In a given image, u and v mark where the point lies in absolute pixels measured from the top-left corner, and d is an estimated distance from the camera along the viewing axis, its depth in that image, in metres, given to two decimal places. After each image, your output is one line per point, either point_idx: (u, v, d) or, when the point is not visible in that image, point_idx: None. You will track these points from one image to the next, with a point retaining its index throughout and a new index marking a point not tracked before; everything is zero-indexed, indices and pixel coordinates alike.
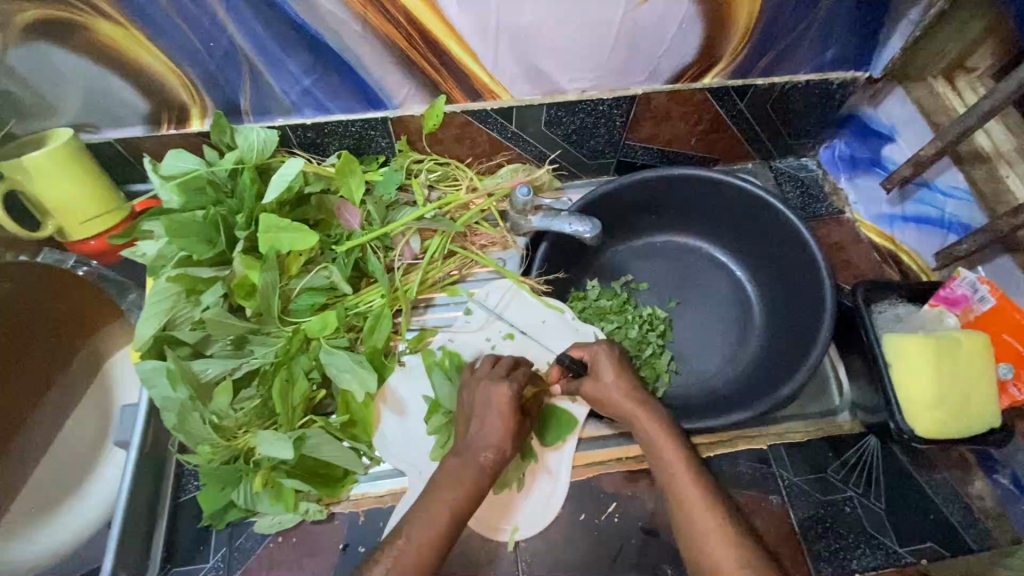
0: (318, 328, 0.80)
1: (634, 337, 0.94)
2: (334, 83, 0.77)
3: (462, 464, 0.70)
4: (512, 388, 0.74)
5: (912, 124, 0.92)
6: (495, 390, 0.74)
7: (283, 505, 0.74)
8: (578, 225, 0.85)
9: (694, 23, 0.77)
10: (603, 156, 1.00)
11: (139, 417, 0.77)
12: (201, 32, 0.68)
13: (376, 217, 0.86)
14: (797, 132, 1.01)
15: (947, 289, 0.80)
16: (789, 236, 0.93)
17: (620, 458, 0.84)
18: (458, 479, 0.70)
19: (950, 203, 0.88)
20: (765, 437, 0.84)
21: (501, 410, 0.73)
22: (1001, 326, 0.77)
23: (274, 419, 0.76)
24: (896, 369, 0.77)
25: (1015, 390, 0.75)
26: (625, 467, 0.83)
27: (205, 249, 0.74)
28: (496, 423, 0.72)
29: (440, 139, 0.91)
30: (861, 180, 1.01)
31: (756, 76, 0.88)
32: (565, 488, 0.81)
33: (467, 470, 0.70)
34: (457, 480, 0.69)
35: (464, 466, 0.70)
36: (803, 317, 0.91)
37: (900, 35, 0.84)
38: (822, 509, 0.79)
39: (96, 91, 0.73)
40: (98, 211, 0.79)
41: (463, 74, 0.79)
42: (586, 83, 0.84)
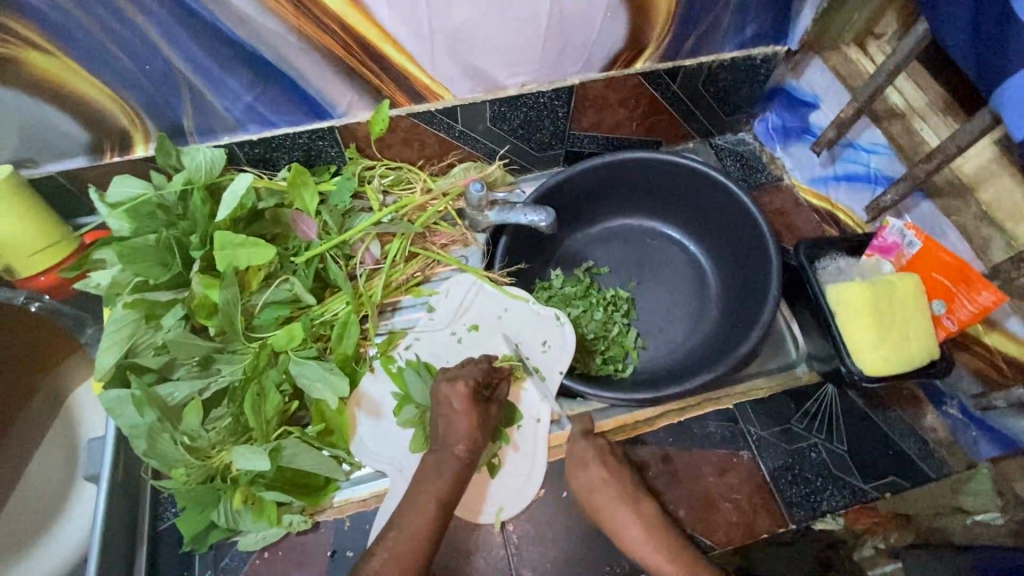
0: (285, 342, 0.80)
1: (600, 319, 0.97)
2: (277, 97, 0.78)
3: (439, 457, 0.75)
4: (468, 384, 0.78)
5: (831, 89, 0.98)
6: (453, 389, 0.78)
7: (266, 521, 0.74)
8: (533, 215, 0.88)
9: (619, 11, 0.81)
10: (550, 147, 1.04)
11: (107, 448, 0.74)
12: (136, 56, 0.69)
13: (332, 225, 0.87)
14: (730, 109, 1.06)
15: (880, 238, 0.85)
16: (733, 205, 0.98)
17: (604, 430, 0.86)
18: (439, 470, 0.74)
19: (873, 158, 0.95)
20: (731, 397, 0.88)
21: (461, 406, 0.77)
22: (931, 265, 0.82)
23: (248, 434, 0.76)
24: (841, 317, 0.82)
25: (948, 323, 0.81)
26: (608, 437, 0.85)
27: (161, 274, 0.74)
28: (462, 419, 0.76)
29: (390, 144, 0.92)
30: (794, 147, 1.07)
31: (684, 57, 0.93)
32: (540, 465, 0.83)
33: (445, 462, 0.75)
34: (438, 471, 0.74)
35: (442, 460, 0.75)
36: (754, 281, 0.96)
37: (810, 9, 0.90)
38: (790, 458, 0.83)
39: (33, 124, 0.73)
40: (42, 246, 0.75)
41: (404, 77, 0.81)
42: (525, 77, 0.87)
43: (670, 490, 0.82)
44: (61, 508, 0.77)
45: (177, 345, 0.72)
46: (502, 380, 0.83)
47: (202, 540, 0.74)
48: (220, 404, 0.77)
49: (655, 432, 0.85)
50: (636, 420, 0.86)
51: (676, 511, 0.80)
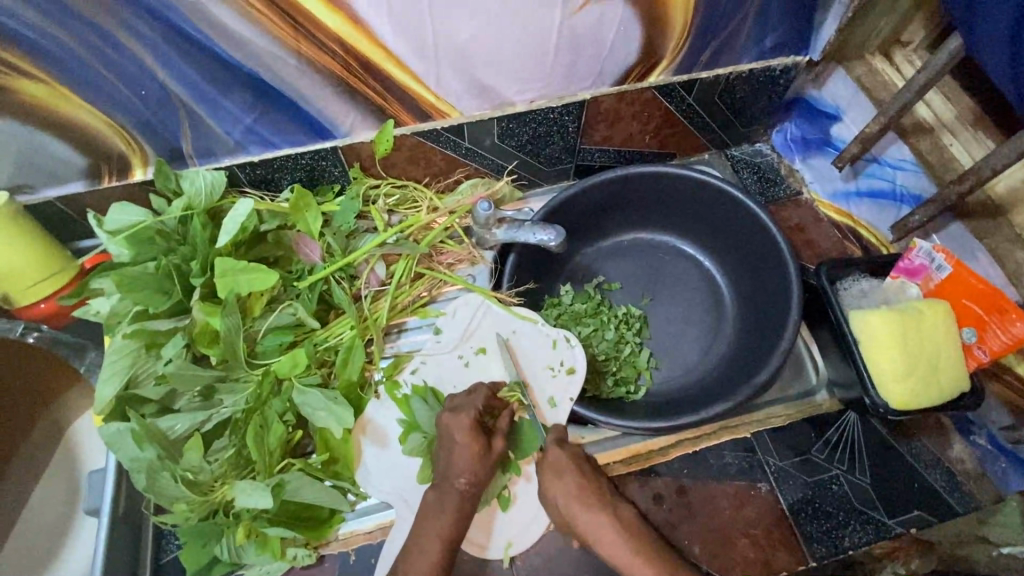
0: (288, 368, 0.77)
1: (612, 339, 0.95)
2: (278, 118, 0.76)
3: (441, 493, 0.73)
4: (471, 414, 0.76)
5: (856, 104, 0.95)
6: (456, 420, 0.77)
7: (269, 554, 0.72)
8: (543, 235, 0.85)
9: (632, 25, 0.77)
10: (561, 162, 1.00)
11: (108, 482, 0.72)
12: (131, 81, 0.66)
13: (336, 247, 0.85)
14: (747, 120, 1.02)
15: (906, 260, 0.81)
16: (750, 223, 0.94)
17: (621, 458, 0.83)
18: (440, 506, 0.73)
19: (900, 176, 0.92)
20: (748, 426, 0.84)
21: (463, 438, 0.75)
22: (960, 291, 0.78)
23: (251, 467, 0.74)
24: (865, 346, 0.78)
25: (980, 353, 0.77)
26: (626, 467, 0.82)
27: (161, 301, 0.72)
28: (463, 452, 0.74)
29: (395, 162, 0.90)
30: (815, 160, 1.02)
31: (700, 70, 0.89)
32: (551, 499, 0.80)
33: (447, 498, 0.73)
34: (440, 508, 0.73)
35: (444, 495, 0.73)
36: (772, 302, 0.92)
37: (834, 18, 0.86)
38: (810, 491, 0.80)
39: (28, 151, 0.71)
40: (41, 275, 0.74)
41: (409, 96, 0.78)
42: (534, 93, 0.84)
43: (685, 524, 0.79)
44: (61, 540, 0.76)
45: (177, 377, 0.70)
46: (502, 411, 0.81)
47: (205, 575, 0.73)
48: (221, 436, 0.75)
49: (669, 462, 0.82)
50: (649, 450, 0.83)
51: (690, 546, 0.77)
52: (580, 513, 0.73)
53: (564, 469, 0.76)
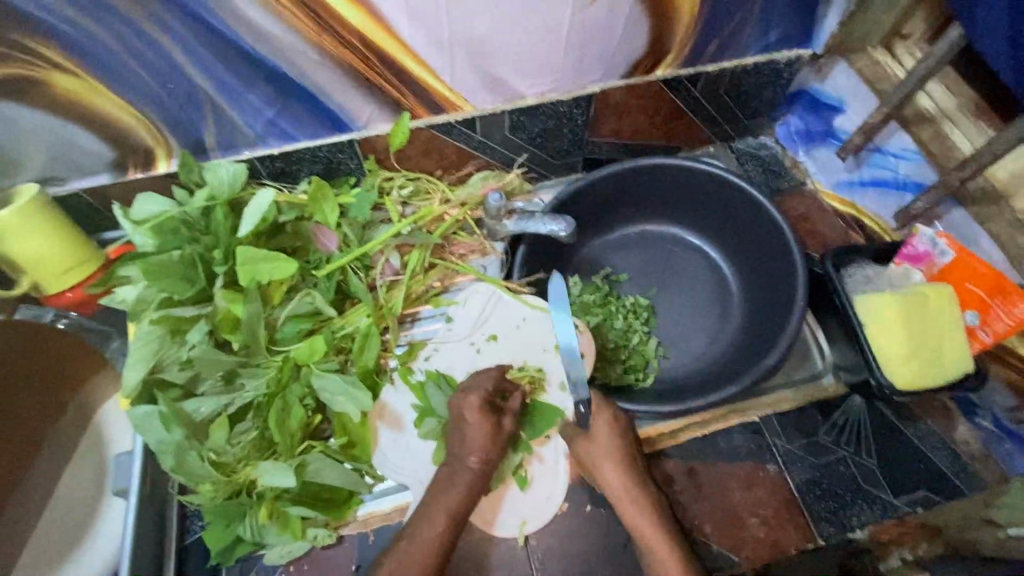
0: (306, 355, 0.80)
1: (620, 328, 0.97)
2: (298, 111, 0.78)
3: (452, 470, 0.75)
4: (480, 394, 0.78)
5: (859, 94, 0.96)
6: (465, 401, 0.78)
7: (290, 535, 0.74)
8: (552, 224, 0.87)
9: (641, 19, 0.79)
10: (569, 155, 1.02)
11: (135, 463, 0.75)
12: (159, 75, 0.69)
13: (353, 238, 0.87)
14: (752, 113, 1.04)
15: (909, 247, 0.84)
16: (755, 212, 0.97)
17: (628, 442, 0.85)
18: (452, 482, 0.74)
19: (902, 164, 0.93)
20: (757, 409, 0.86)
21: (474, 418, 0.77)
22: (964, 275, 0.80)
23: (273, 449, 0.76)
24: (870, 328, 0.79)
25: (983, 335, 0.78)
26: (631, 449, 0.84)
27: (186, 289, 0.74)
28: (475, 431, 0.76)
29: (409, 154, 0.92)
30: (819, 152, 1.05)
31: (706, 63, 0.91)
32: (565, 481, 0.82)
33: (459, 474, 0.75)
34: (451, 483, 0.74)
35: (455, 472, 0.75)
36: (778, 289, 0.94)
37: (836, 11, 0.88)
38: (818, 472, 0.82)
39: (59, 143, 0.73)
40: (69, 263, 0.76)
41: (424, 89, 0.81)
42: (545, 87, 0.86)
43: (696, 504, 0.81)
44: (91, 521, 0.78)
45: (203, 361, 0.72)
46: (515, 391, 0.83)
47: (228, 554, 0.75)
48: (243, 419, 0.77)
49: (679, 445, 0.84)
50: (659, 433, 0.84)
51: (701, 525, 0.79)
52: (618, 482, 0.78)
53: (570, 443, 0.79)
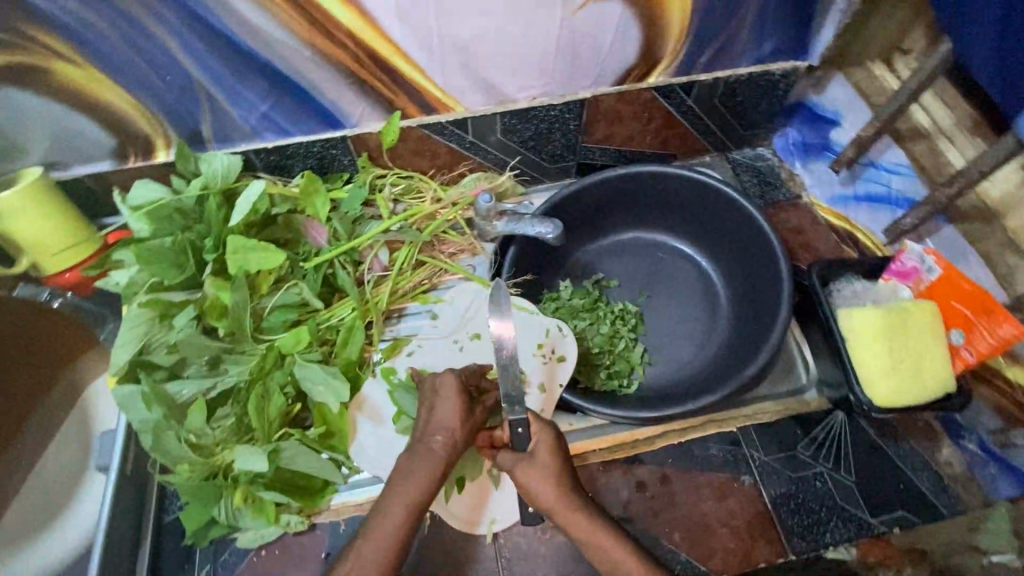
0: (291, 344, 0.82)
1: (606, 334, 0.96)
2: (291, 106, 0.81)
3: (414, 451, 0.71)
4: (457, 375, 0.76)
5: (853, 106, 0.97)
6: (441, 380, 0.76)
7: (264, 519, 0.76)
8: (540, 227, 0.88)
9: (630, 26, 0.80)
10: (563, 159, 1.03)
11: (118, 440, 0.77)
12: (157, 67, 0.72)
13: (342, 232, 0.89)
14: (749, 124, 1.04)
15: (897, 262, 0.82)
16: (745, 222, 0.96)
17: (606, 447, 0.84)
18: (413, 463, 0.70)
19: (894, 179, 0.93)
20: (736, 420, 0.86)
21: (447, 395, 0.74)
22: (950, 293, 0.79)
23: (251, 434, 0.78)
24: (852, 344, 0.79)
25: (966, 354, 0.77)
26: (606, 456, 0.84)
27: (175, 274, 0.77)
28: (446, 412, 0.73)
29: (401, 153, 0.94)
30: (814, 164, 1.03)
31: (699, 72, 0.91)
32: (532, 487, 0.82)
33: (420, 457, 0.70)
34: (411, 467, 0.70)
35: (417, 453, 0.71)
36: (765, 300, 0.93)
37: (831, 25, 0.88)
38: (794, 486, 0.81)
39: (63, 130, 0.77)
40: (66, 243, 0.80)
41: (415, 90, 0.83)
42: (535, 90, 0.88)
43: (667, 511, 0.80)
44: (70, 497, 0.79)
45: (188, 344, 0.75)
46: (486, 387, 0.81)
47: (203, 535, 0.76)
48: (225, 404, 0.79)
49: (654, 452, 0.84)
50: (635, 439, 0.84)
51: (670, 534, 0.79)
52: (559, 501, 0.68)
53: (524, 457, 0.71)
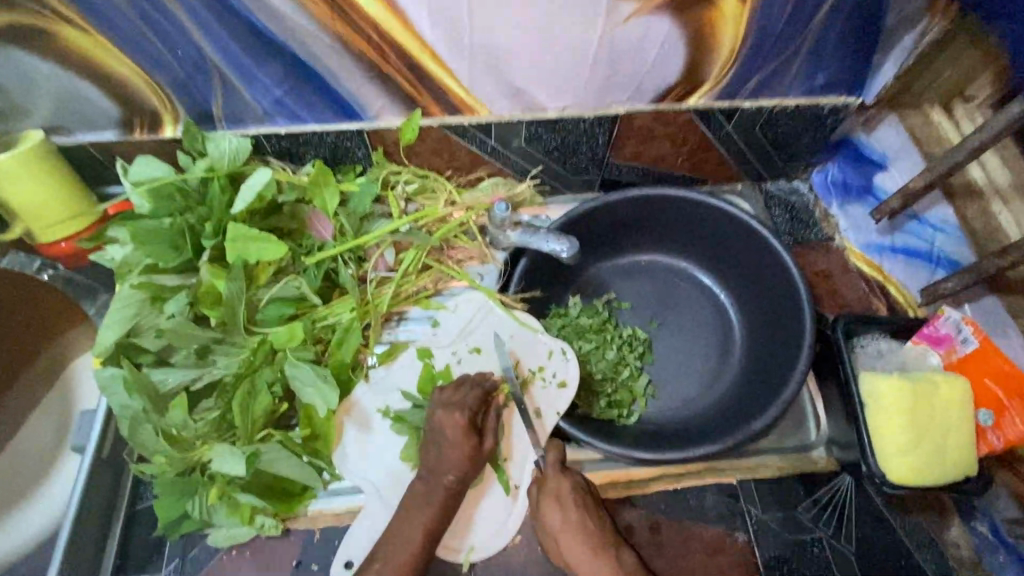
0: (284, 340, 0.78)
1: (612, 359, 0.92)
2: (308, 93, 0.76)
3: (428, 486, 0.75)
4: (465, 415, 0.76)
5: (907, 153, 0.92)
6: (449, 418, 0.76)
7: (238, 518, 0.74)
8: (555, 243, 0.83)
9: (676, 45, 0.75)
10: (586, 173, 0.98)
11: (97, 422, 0.74)
12: (168, 40, 0.67)
13: (348, 229, 0.85)
14: (788, 156, 0.97)
15: (931, 327, 0.78)
16: (773, 262, 0.91)
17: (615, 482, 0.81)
18: (427, 499, 0.74)
19: (939, 237, 0.89)
20: (735, 471, 0.82)
21: (456, 437, 0.75)
22: (985, 370, 0.75)
23: (232, 432, 0.75)
24: (872, 410, 0.74)
25: (994, 438, 0.73)
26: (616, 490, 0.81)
27: (171, 257, 0.73)
28: (454, 449, 0.75)
29: (419, 151, 0.89)
30: (852, 207, 0.97)
31: (743, 98, 0.85)
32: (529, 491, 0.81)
33: (434, 493, 0.74)
34: (426, 501, 0.74)
35: (430, 489, 0.75)
36: (782, 347, 0.89)
37: (893, 64, 0.81)
38: (789, 549, 0.78)
39: (68, 96, 0.73)
40: (65, 214, 0.77)
41: (439, 89, 0.78)
42: (567, 101, 0.82)
43: (655, 560, 0.77)
44: (43, 476, 0.78)
45: (176, 334, 0.71)
46: (491, 412, 0.80)
47: (175, 527, 0.75)
48: (209, 396, 0.77)
49: (648, 496, 0.81)
50: (630, 480, 0.81)
51: None
52: (576, 545, 0.73)
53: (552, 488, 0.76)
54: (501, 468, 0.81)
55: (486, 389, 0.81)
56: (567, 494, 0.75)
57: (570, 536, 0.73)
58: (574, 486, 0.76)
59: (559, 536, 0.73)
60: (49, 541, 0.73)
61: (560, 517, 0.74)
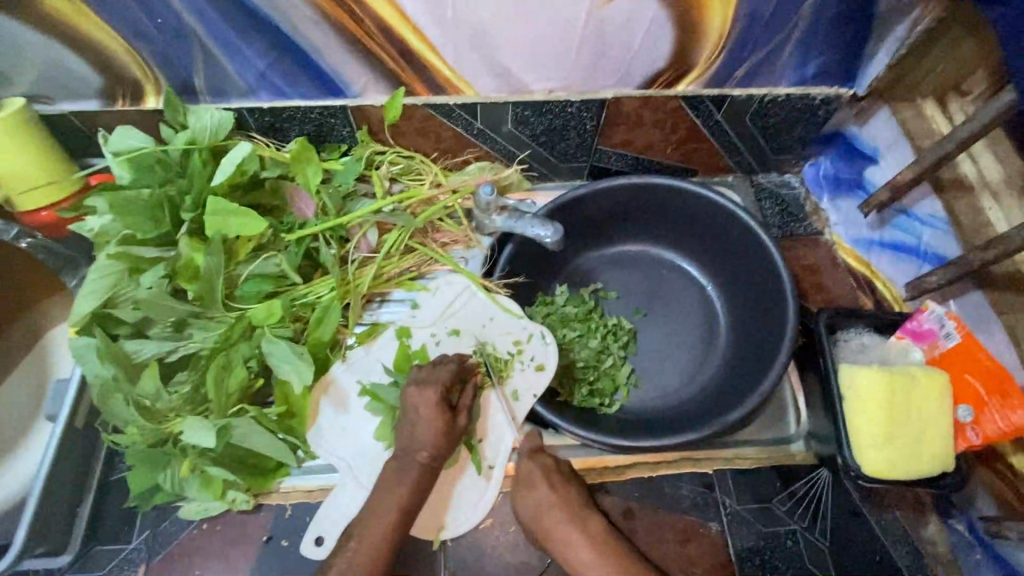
0: (262, 317, 0.77)
1: (594, 348, 0.91)
2: (291, 68, 0.76)
3: (401, 464, 0.74)
4: (438, 392, 0.76)
5: (895, 147, 0.89)
6: (421, 396, 0.76)
7: (211, 493, 0.74)
8: (540, 229, 0.82)
9: (663, 27, 0.74)
10: (575, 159, 0.97)
11: (70, 392, 0.73)
12: (148, 8, 0.67)
13: (330, 207, 0.84)
14: (780, 148, 0.97)
15: (914, 322, 0.77)
16: (759, 254, 0.90)
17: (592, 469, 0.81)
18: (400, 477, 0.73)
19: (926, 231, 0.86)
20: (713, 462, 0.81)
21: (428, 414, 0.75)
22: (965, 366, 0.73)
23: (206, 406, 0.74)
24: (850, 403, 0.73)
25: (971, 434, 0.71)
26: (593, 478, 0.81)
27: (150, 228, 0.73)
28: (428, 426, 0.75)
29: (404, 131, 0.89)
30: (842, 202, 0.98)
31: (732, 86, 0.84)
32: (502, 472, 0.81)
33: (407, 472, 0.74)
34: (399, 480, 0.73)
35: (404, 468, 0.74)
36: (766, 339, 0.88)
37: (886, 53, 0.80)
38: (762, 540, 0.77)
39: (49, 63, 0.73)
40: (44, 180, 0.77)
41: (423, 66, 0.77)
42: (554, 83, 0.82)
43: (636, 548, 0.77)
44: (17, 442, 0.78)
45: (151, 306, 0.70)
46: (465, 390, 0.80)
47: (147, 499, 0.75)
48: (184, 369, 0.77)
49: (622, 483, 0.80)
50: (604, 466, 0.81)
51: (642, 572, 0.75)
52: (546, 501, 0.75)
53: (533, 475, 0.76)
54: (475, 448, 0.81)
55: (461, 368, 0.80)
56: (535, 475, 0.76)
57: (559, 523, 0.74)
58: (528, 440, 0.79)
59: (550, 527, 0.74)
60: (18, 507, 0.73)
61: (543, 507, 0.75)
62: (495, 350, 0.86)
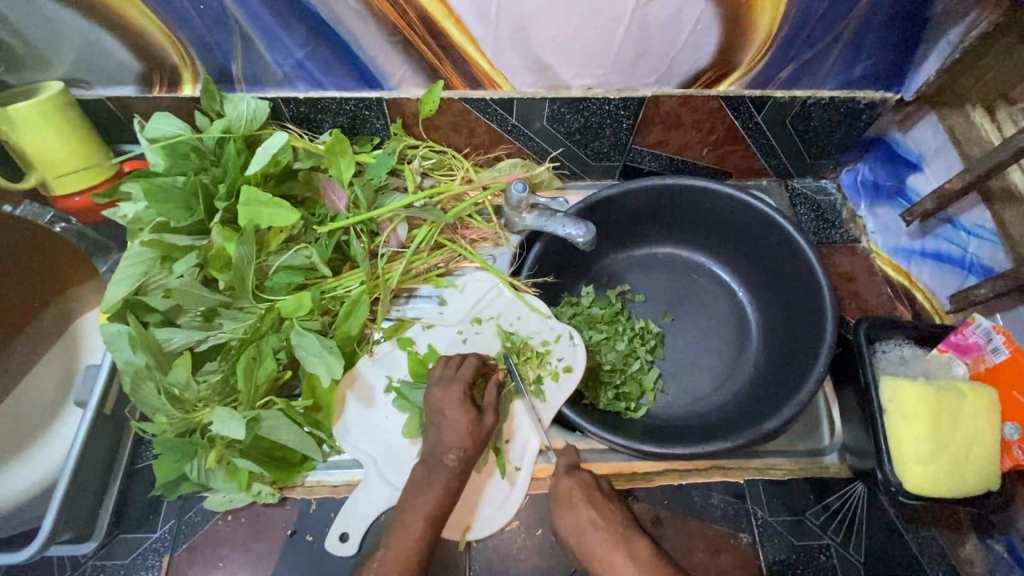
0: (292, 309, 0.76)
1: (621, 351, 0.89)
2: (328, 58, 0.75)
3: (429, 467, 0.73)
4: (463, 388, 0.76)
5: (941, 154, 0.86)
6: (446, 394, 0.76)
7: (237, 485, 0.73)
8: (572, 228, 0.80)
9: (710, 25, 0.72)
10: (608, 158, 0.96)
11: (100, 377, 0.73)
12: None
13: (363, 199, 0.82)
14: (818, 152, 0.95)
15: (959, 335, 0.75)
16: (794, 261, 0.88)
17: (622, 472, 0.80)
18: (428, 483, 0.72)
19: (973, 242, 0.84)
20: (744, 471, 0.80)
21: (458, 411, 0.75)
22: (1013, 382, 0.72)
23: (234, 397, 0.74)
24: (891, 417, 0.71)
25: (1018, 452, 0.70)
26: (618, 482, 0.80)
27: (183, 217, 0.71)
28: (457, 425, 0.74)
29: (438, 125, 0.88)
30: (881, 209, 0.96)
31: (775, 88, 0.82)
32: (530, 476, 0.80)
33: (436, 474, 0.73)
34: (427, 484, 0.72)
35: (433, 471, 0.73)
36: (801, 346, 0.86)
37: (936, 59, 0.78)
38: (795, 554, 0.76)
39: (89, 49, 0.73)
40: (81, 165, 0.78)
41: (461, 59, 0.76)
42: (593, 80, 0.80)
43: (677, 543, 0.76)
44: (46, 427, 0.78)
45: (184, 295, 0.70)
46: (488, 386, 0.79)
47: (173, 489, 0.75)
48: (213, 358, 0.77)
49: (651, 489, 0.79)
50: (633, 472, 0.80)
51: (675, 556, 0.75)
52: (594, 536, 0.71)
53: (576, 496, 0.74)
54: (502, 449, 0.80)
55: (482, 364, 0.80)
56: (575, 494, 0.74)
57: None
58: (581, 485, 0.75)
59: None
60: (48, 490, 0.74)
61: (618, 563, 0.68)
62: (523, 342, 0.85)
